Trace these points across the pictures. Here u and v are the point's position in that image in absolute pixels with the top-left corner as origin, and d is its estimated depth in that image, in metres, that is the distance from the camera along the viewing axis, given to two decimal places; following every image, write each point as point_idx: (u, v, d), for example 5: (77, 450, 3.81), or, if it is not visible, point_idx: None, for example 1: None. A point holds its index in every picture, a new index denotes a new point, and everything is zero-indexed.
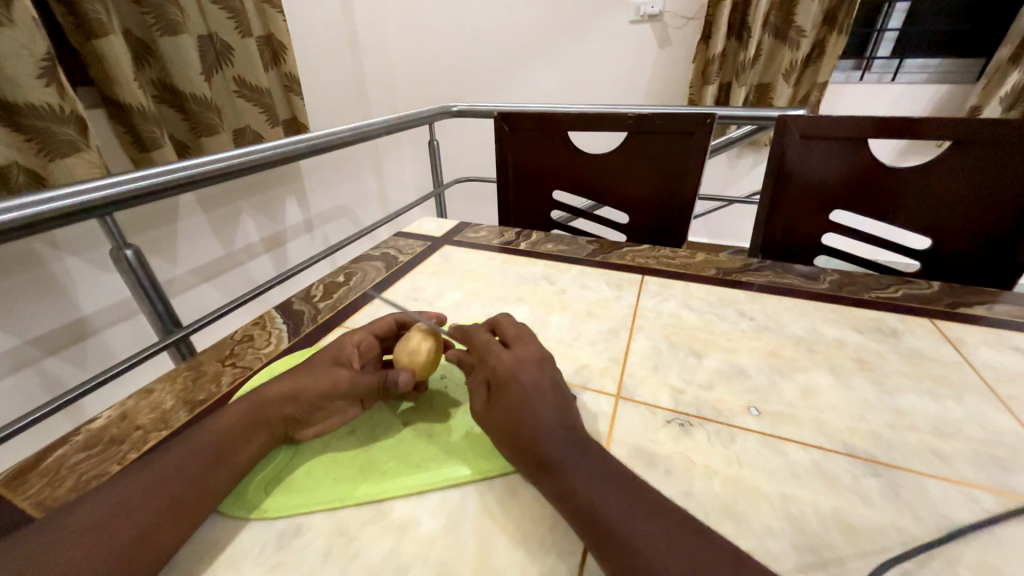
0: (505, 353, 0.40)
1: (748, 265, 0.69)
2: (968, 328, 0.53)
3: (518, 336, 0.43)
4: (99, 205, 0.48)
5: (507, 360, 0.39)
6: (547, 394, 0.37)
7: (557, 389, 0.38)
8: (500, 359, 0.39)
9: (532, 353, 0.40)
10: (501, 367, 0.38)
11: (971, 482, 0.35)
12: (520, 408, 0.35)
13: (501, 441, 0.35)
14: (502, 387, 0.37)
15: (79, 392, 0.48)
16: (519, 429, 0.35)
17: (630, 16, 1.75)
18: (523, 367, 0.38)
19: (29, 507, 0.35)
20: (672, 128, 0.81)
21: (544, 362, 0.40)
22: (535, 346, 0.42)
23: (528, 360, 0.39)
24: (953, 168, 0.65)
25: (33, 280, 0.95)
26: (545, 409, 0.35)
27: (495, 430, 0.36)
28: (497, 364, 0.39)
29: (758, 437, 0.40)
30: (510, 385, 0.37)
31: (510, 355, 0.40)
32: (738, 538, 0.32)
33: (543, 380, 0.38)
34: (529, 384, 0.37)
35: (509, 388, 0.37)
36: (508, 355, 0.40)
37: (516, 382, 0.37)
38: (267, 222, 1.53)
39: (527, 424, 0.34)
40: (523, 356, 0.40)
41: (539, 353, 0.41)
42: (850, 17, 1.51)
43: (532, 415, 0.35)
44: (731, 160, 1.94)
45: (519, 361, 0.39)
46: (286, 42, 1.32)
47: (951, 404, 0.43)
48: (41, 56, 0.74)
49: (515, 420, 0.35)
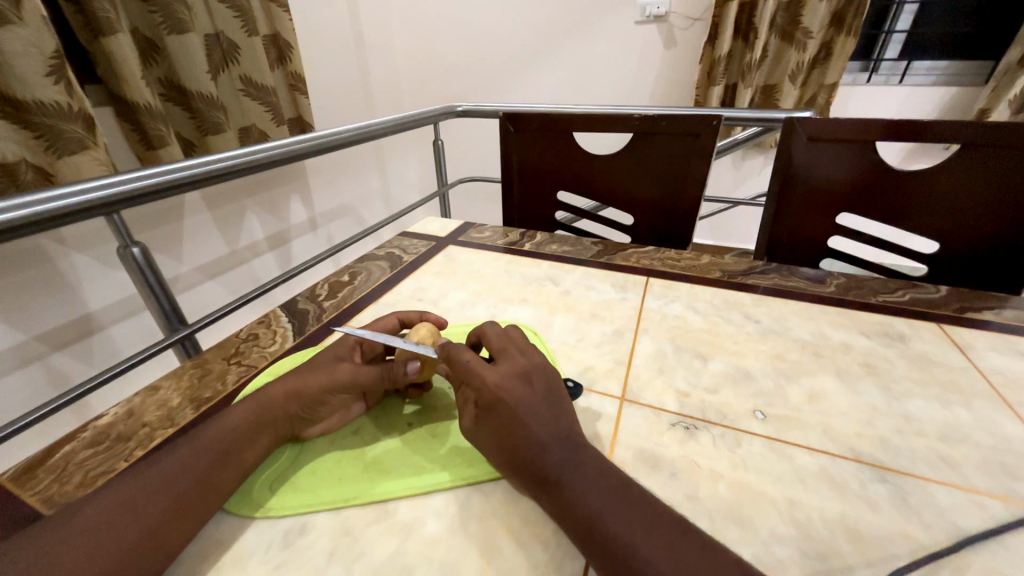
0: (490, 369, 0.38)
1: (753, 267, 0.69)
2: (976, 334, 0.53)
3: (504, 346, 0.41)
4: (107, 202, 0.49)
5: (491, 379, 0.37)
6: (538, 411, 0.36)
7: (549, 403, 0.37)
8: (484, 377, 0.37)
9: (518, 365, 0.39)
10: (487, 387, 0.37)
11: (980, 489, 0.35)
12: (509, 429, 0.35)
13: (494, 460, 0.35)
14: (490, 407, 0.36)
15: (85, 388, 0.49)
16: (510, 449, 0.34)
17: (636, 17, 1.75)
18: (511, 384, 0.37)
19: (38, 503, 0.35)
20: (677, 130, 0.80)
21: (531, 376, 0.38)
22: (520, 357, 0.40)
23: (515, 375, 0.38)
24: (961, 171, 0.65)
25: (40, 275, 0.95)
26: (537, 426, 0.35)
27: (488, 448, 0.35)
28: (481, 384, 0.37)
29: (764, 441, 0.39)
30: (497, 406, 0.36)
31: (495, 372, 0.38)
32: (743, 543, 0.31)
33: (533, 397, 0.37)
34: (519, 402, 0.36)
35: (496, 410, 0.36)
36: (493, 372, 0.38)
37: (504, 403, 0.36)
38: (272, 220, 1.53)
39: (519, 443, 0.34)
40: (509, 372, 0.38)
41: (524, 364, 0.39)
42: (858, 18, 1.50)
43: (523, 435, 0.34)
44: (736, 162, 1.93)
45: (505, 378, 0.37)
46: (292, 42, 1.33)
47: (958, 409, 0.43)
48: (51, 54, 0.75)
49: (506, 439, 0.34)
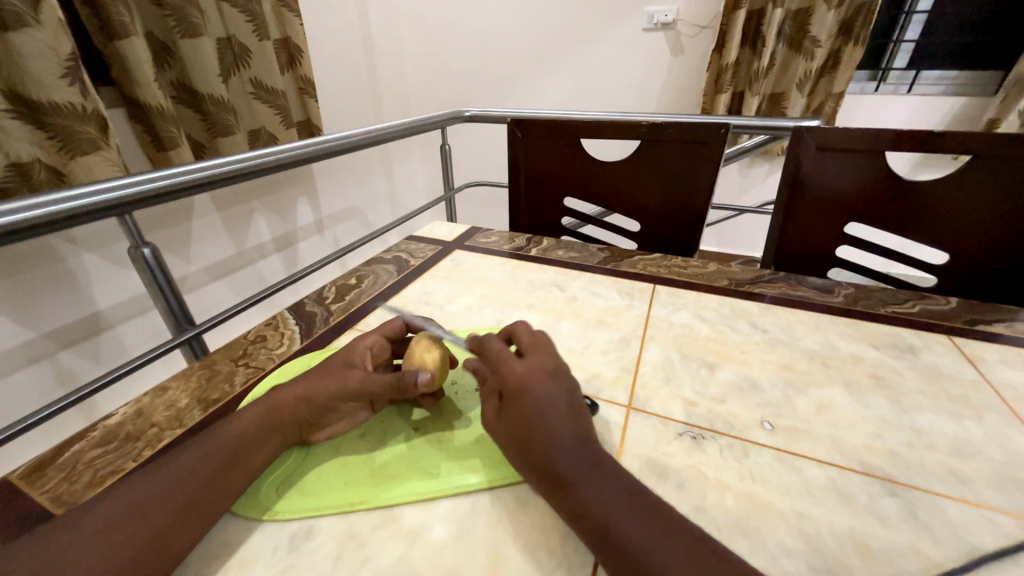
0: (520, 364, 0.39)
1: (761, 276, 0.68)
2: (988, 347, 0.52)
3: (533, 344, 0.42)
4: (120, 203, 0.49)
5: (519, 373, 0.38)
6: (562, 408, 0.36)
7: (572, 402, 0.37)
8: (513, 370, 0.38)
9: (545, 363, 0.39)
10: (514, 381, 0.37)
11: (992, 505, 0.34)
12: (531, 422, 0.35)
13: (512, 453, 0.35)
14: (514, 400, 0.36)
15: (94, 387, 0.49)
16: (530, 443, 0.34)
17: (643, 24, 1.76)
18: (536, 380, 0.37)
19: (46, 502, 0.35)
20: (685, 137, 0.80)
21: (557, 374, 0.39)
22: (548, 356, 0.41)
23: (541, 372, 0.38)
24: (972, 182, 0.65)
25: (50, 273, 0.96)
26: (559, 423, 0.35)
27: (506, 441, 0.35)
28: (509, 376, 0.38)
29: (772, 452, 0.39)
30: (522, 399, 0.36)
31: (523, 367, 0.39)
32: (752, 557, 0.31)
33: (557, 394, 0.37)
34: (543, 397, 0.36)
35: (520, 402, 0.36)
36: (521, 366, 0.39)
37: (529, 396, 0.36)
38: (279, 222, 1.54)
39: (540, 438, 0.34)
40: (536, 368, 0.39)
41: (551, 363, 0.40)
42: (866, 28, 1.50)
43: (545, 430, 0.34)
44: (742, 170, 1.93)
45: (532, 373, 0.38)
46: (302, 46, 1.34)
47: (970, 423, 0.42)
48: (67, 56, 0.76)
49: (526, 432, 0.34)
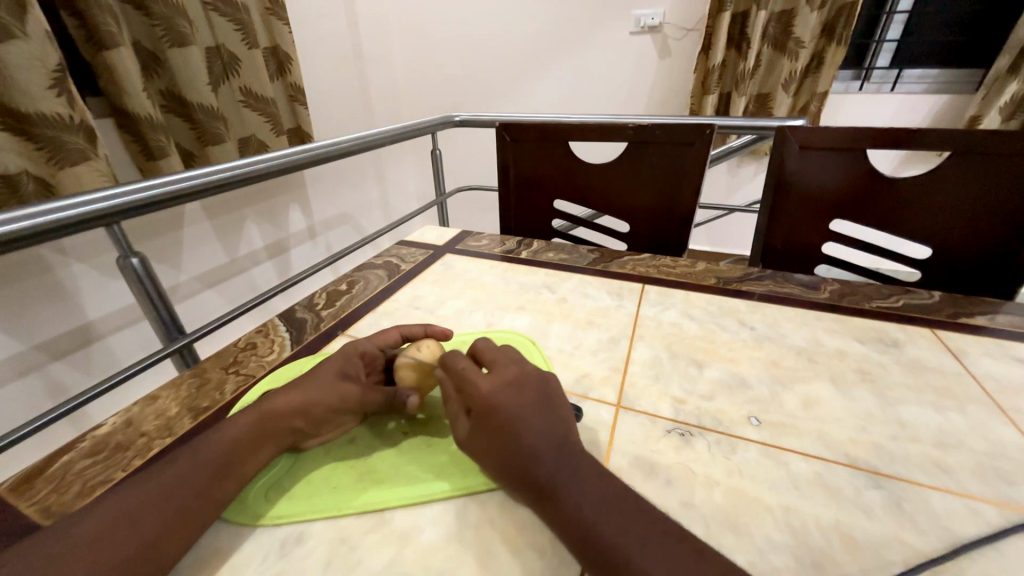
0: (483, 379, 0.38)
1: (748, 274, 0.69)
2: (971, 339, 0.53)
3: (495, 357, 0.42)
4: (107, 213, 0.49)
5: (484, 389, 0.37)
6: (533, 419, 0.36)
7: (543, 409, 0.37)
8: (477, 387, 0.38)
9: (511, 374, 0.39)
10: (479, 397, 0.37)
11: (974, 495, 0.35)
12: (505, 440, 0.35)
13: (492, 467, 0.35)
14: (484, 417, 0.36)
15: (82, 399, 0.48)
16: (507, 459, 0.34)
17: (630, 28, 1.78)
18: (502, 393, 0.37)
19: (35, 514, 0.35)
20: (671, 139, 0.81)
21: (523, 383, 0.39)
22: (512, 366, 0.40)
23: (506, 384, 0.38)
24: (953, 176, 0.66)
25: (38, 286, 0.95)
26: (532, 437, 0.34)
27: (484, 457, 0.35)
28: (475, 393, 0.37)
29: (758, 447, 0.40)
30: (491, 415, 0.36)
31: (486, 382, 0.38)
32: (738, 551, 0.32)
33: (526, 405, 0.37)
34: (514, 410, 0.36)
35: (491, 419, 0.35)
36: (486, 382, 0.38)
37: (497, 411, 0.36)
38: (271, 230, 1.54)
39: (516, 454, 0.34)
40: (501, 381, 0.38)
41: (517, 373, 0.40)
42: (849, 29, 1.53)
43: (518, 447, 0.34)
44: (731, 170, 1.95)
45: (497, 387, 0.38)
46: (291, 53, 1.35)
47: (952, 414, 0.43)
48: (54, 67, 0.76)
49: (502, 449, 0.34)
